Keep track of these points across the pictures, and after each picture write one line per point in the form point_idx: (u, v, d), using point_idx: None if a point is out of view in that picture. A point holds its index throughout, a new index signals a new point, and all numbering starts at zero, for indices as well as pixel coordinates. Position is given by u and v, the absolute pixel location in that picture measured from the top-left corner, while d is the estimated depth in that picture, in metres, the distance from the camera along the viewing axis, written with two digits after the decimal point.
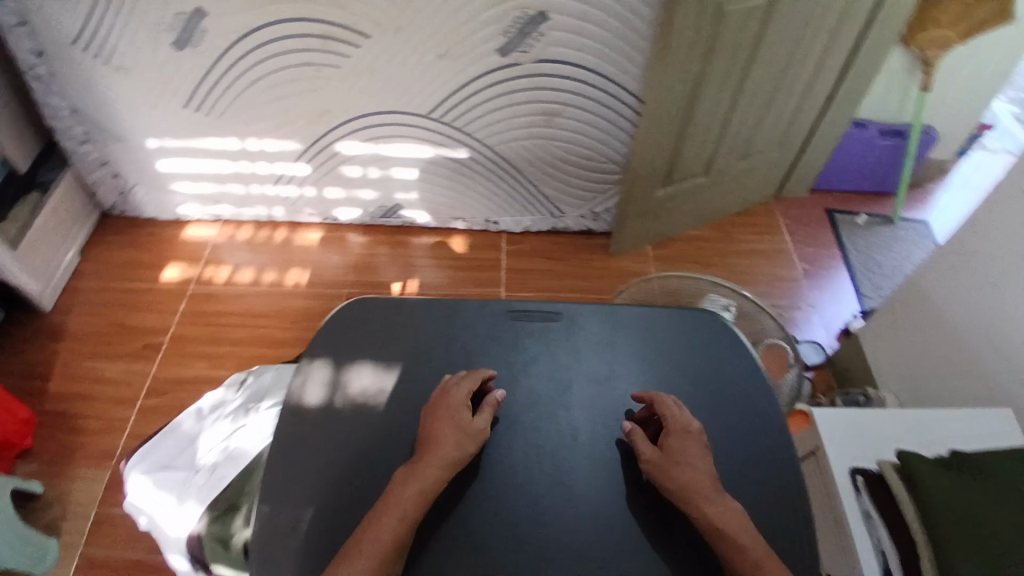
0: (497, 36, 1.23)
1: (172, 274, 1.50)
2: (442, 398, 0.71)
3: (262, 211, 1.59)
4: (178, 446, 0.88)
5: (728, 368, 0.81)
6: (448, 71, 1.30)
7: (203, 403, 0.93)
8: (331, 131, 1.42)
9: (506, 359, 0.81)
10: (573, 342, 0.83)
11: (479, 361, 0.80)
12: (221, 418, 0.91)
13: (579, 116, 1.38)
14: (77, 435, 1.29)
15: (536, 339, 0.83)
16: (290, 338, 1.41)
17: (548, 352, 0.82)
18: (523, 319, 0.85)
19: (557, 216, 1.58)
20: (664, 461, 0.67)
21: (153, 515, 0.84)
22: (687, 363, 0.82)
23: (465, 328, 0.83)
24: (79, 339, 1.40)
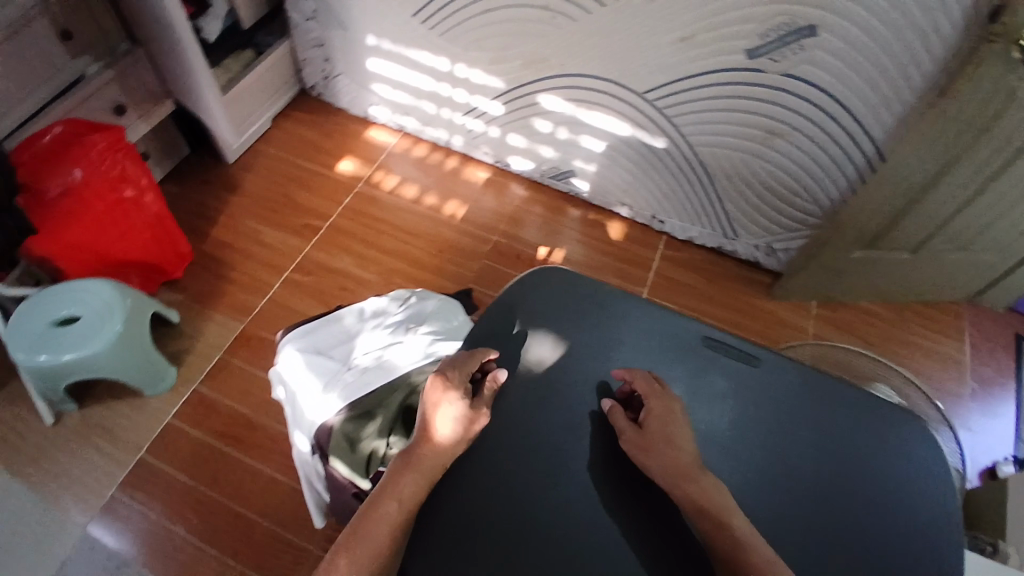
0: (751, 37, 1.11)
1: (346, 168, 1.55)
2: (438, 386, 0.68)
3: (442, 135, 1.60)
4: (336, 337, 0.91)
5: (928, 486, 0.70)
6: (682, 57, 1.20)
7: (368, 306, 0.96)
8: (539, 81, 1.37)
9: (688, 381, 0.77)
10: (764, 385, 0.76)
11: (658, 373, 0.77)
12: (380, 326, 0.93)
13: (801, 144, 1.25)
14: (224, 284, 1.36)
15: (724, 375, 0.76)
16: (432, 267, 1.43)
17: (732, 392, 0.76)
18: (717, 350, 0.79)
19: (729, 238, 1.47)
20: (640, 439, 0.67)
21: (296, 391, 0.87)
22: (881, 460, 0.72)
23: (652, 335, 0.79)
24: (251, 198, 1.47)
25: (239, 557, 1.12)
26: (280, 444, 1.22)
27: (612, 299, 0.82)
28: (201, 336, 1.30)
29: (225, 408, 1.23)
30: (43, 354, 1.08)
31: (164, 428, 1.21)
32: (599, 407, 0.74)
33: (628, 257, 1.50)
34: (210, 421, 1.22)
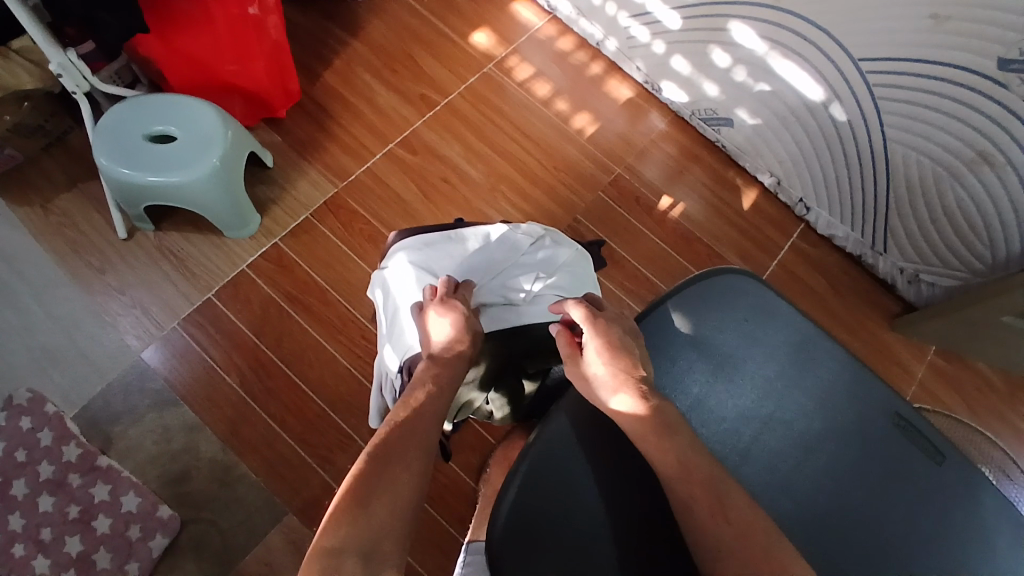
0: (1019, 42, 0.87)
1: (481, 41, 1.36)
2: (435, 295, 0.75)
3: (596, 33, 1.38)
4: (453, 260, 0.82)
5: None
6: (921, 37, 0.96)
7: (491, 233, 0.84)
8: (740, 6, 1.13)
9: (851, 459, 0.63)
10: (933, 496, 0.62)
11: (825, 439, 0.63)
12: (497, 264, 0.83)
13: (1010, 184, 1.03)
14: (324, 138, 1.24)
15: (900, 471, 0.62)
16: (544, 183, 1.28)
17: (902, 492, 0.62)
18: (908, 437, 0.64)
19: (875, 249, 1.30)
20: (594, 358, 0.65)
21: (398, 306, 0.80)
22: None
23: (828, 391, 0.65)
24: (372, 48, 1.31)
25: (283, 423, 1.07)
26: (349, 326, 1.14)
27: (802, 334, 0.67)
28: (291, 189, 1.20)
29: (301, 271, 1.16)
30: (126, 167, 0.98)
31: (238, 273, 1.14)
32: (743, 461, 0.63)
33: (755, 235, 1.35)
34: (283, 281, 1.15)
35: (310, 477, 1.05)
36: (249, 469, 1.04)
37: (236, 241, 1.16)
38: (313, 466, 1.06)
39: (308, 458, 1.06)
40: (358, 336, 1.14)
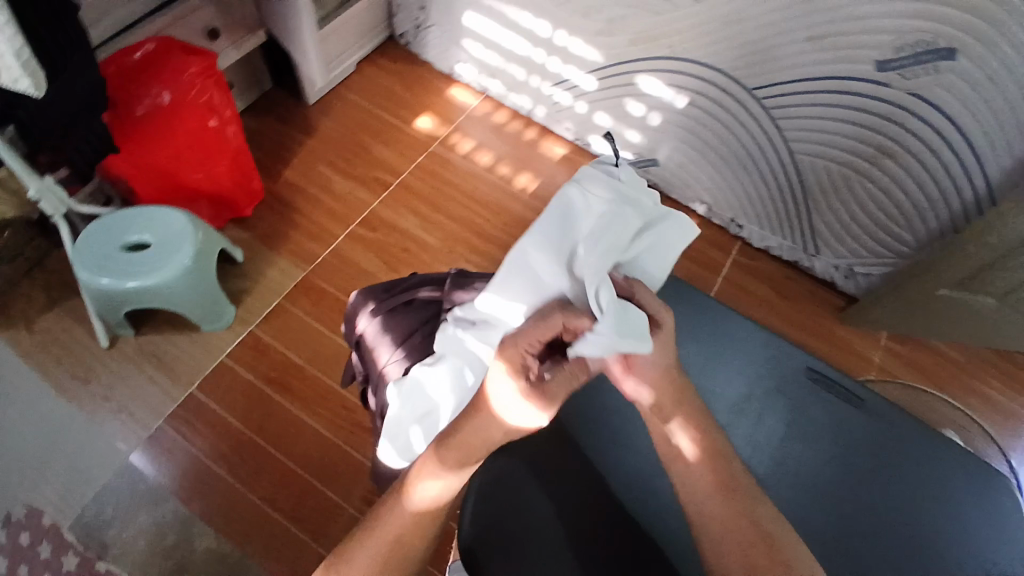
0: (886, 48, 1.05)
1: (424, 124, 1.50)
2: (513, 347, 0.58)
3: (526, 103, 1.53)
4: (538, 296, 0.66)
5: None
6: (804, 58, 1.13)
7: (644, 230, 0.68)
8: (646, 60, 1.31)
9: None
10: None
11: None
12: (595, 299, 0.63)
13: (910, 170, 1.18)
14: (290, 229, 1.34)
15: None
16: (499, 239, 1.38)
17: None
18: None
19: (808, 253, 1.41)
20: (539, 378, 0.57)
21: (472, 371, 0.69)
22: None
23: None
24: (326, 144, 1.45)
25: (274, 503, 1.09)
26: (330, 397, 1.19)
27: None
28: (262, 278, 1.28)
29: (278, 353, 1.22)
30: (105, 277, 1.06)
31: (217, 364, 1.20)
32: None
33: (700, 258, 1.46)
34: (263, 365, 1.20)
35: (306, 552, 1.06)
36: (246, 554, 1.05)
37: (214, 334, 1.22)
38: (308, 541, 1.07)
39: (302, 533, 1.07)
40: (340, 403, 1.18)
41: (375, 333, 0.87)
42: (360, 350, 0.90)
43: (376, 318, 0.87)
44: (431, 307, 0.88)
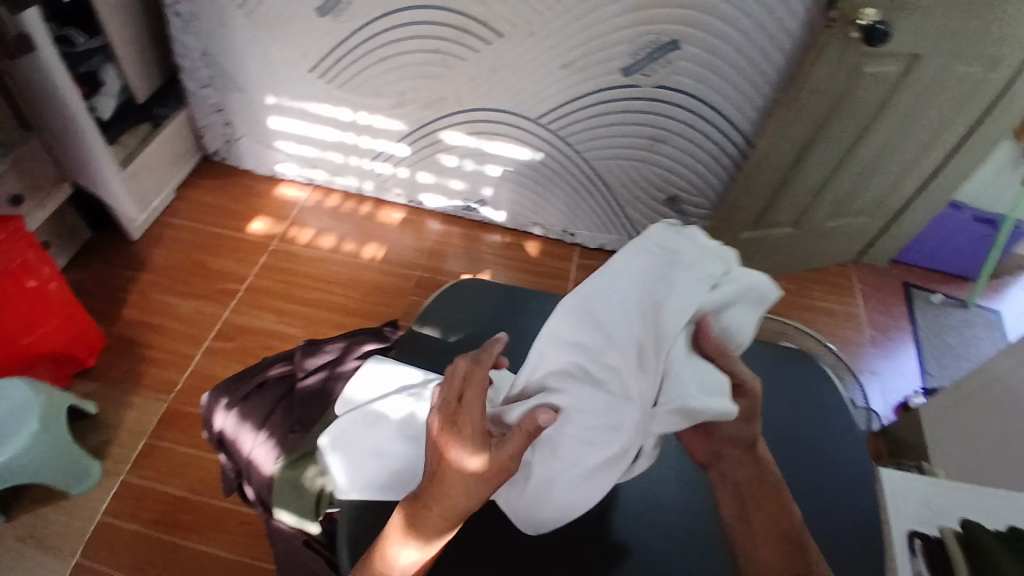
0: (624, 56, 1.25)
1: (258, 227, 1.57)
2: (469, 379, 0.61)
3: (352, 182, 1.63)
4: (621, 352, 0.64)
5: (815, 424, 0.86)
6: (566, 82, 1.32)
7: (705, 274, 0.65)
8: (441, 118, 1.45)
9: None
10: None
11: None
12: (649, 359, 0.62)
13: (683, 147, 1.39)
14: (146, 364, 1.32)
15: None
16: (359, 311, 1.44)
17: None
18: None
19: (635, 238, 1.61)
20: (448, 409, 0.60)
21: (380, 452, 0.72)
22: (778, 395, 0.89)
23: None
24: (163, 273, 1.46)
25: None
26: (224, 515, 1.16)
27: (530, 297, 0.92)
28: (122, 425, 1.25)
29: (158, 492, 1.18)
30: None
31: (94, 525, 1.14)
32: None
33: (547, 271, 1.60)
34: (144, 509, 1.16)
35: None
36: None
37: (83, 495, 1.16)
38: None
39: None
40: (238, 517, 1.16)
41: (235, 425, 0.90)
42: (226, 446, 0.92)
43: (232, 411, 0.90)
44: (284, 382, 0.93)
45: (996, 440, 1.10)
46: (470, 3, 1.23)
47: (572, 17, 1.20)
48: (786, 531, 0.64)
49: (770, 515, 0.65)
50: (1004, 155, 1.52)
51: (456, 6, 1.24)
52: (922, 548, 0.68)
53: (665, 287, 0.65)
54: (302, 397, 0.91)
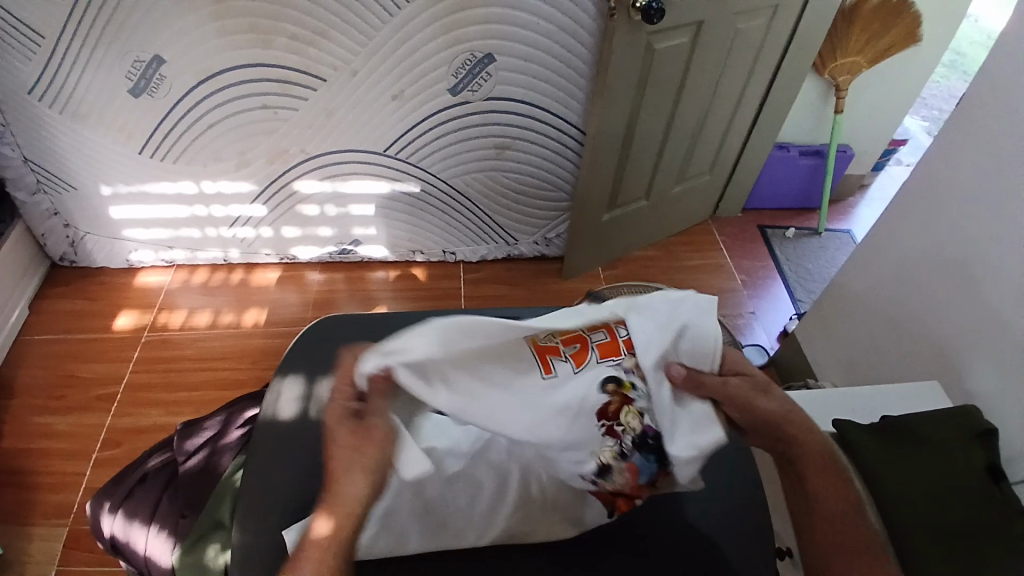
0: (447, 77, 1.30)
1: (125, 322, 1.50)
2: (335, 408, 0.60)
3: (217, 253, 1.61)
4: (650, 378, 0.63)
5: None
6: (402, 111, 1.35)
7: (660, 322, 0.65)
8: (290, 170, 1.44)
9: None
10: None
11: None
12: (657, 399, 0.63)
13: (528, 149, 1.47)
14: (31, 493, 1.20)
15: None
16: (253, 379, 1.40)
17: None
18: None
19: (511, 243, 1.67)
20: (351, 434, 0.59)
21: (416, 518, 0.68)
22: None
23: None
24: (32, 394, 1.35)
25: None
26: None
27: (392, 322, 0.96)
28: (28, 557, 1.11)
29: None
30: None
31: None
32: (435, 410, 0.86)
33: (436, 293, 1.62)
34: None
35: None
36: None
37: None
38: None
39: None
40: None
41: (123, 528, 0.78)
42: (122, 554, 0.80)
43: (116, 514, 0.79)
44: (167, 470, 0.83)
45: (854, 341, 1.22)
46: (287, 54, 1.24)
47: (388, 49, 1.24)
48: (846, 507, 0.67)
49: (825, 494, 0.67)
50: (808, 93, 1.70)
51: (272, 60, 1.25)
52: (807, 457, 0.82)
53: (642, 339, 0.64)
54: (187, 479, 0.80)
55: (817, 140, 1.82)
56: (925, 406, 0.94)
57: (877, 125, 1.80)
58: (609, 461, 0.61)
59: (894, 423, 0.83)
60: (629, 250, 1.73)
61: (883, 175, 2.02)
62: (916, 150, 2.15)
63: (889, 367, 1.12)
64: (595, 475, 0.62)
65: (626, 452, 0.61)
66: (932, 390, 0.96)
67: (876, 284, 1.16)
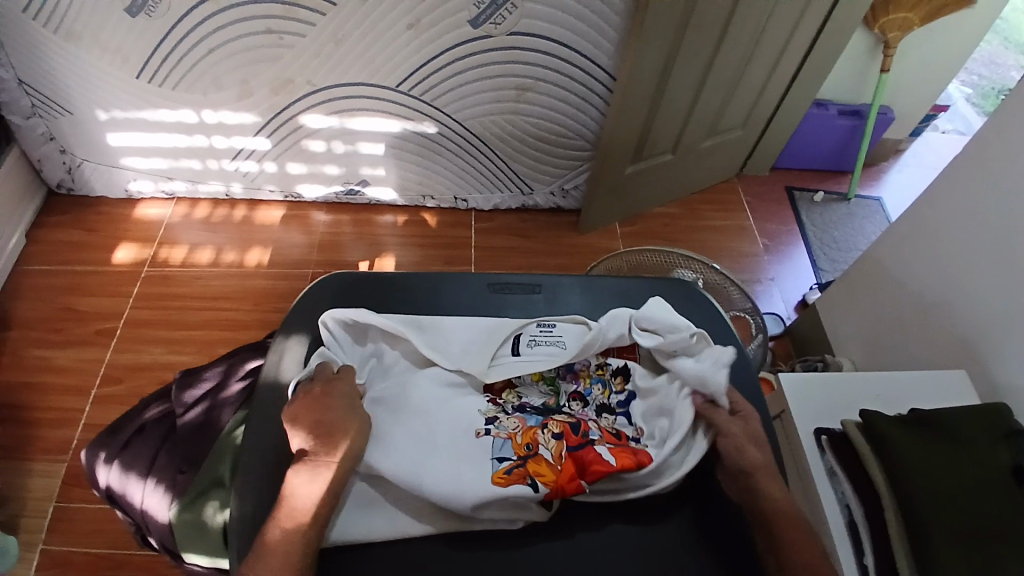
0: (468, 7, 1.19)
1: (124, 255, 1.45)
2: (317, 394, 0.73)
3: (219, 188, 1.54)
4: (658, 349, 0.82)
5: None
6: (416, 43, 1.25)
7: None
8: (296, 102, 1.35)
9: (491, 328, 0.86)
10: (559, 306, 0.94)
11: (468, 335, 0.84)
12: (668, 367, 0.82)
13: (551, 92, 1.37)
14: (31, 426, 1.19)
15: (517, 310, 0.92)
16: (255, 321, 1.36)
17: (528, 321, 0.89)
18: (502, 290, 0.94)
19: (526, 191, 1.59)
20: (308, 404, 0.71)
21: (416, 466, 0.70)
22: None
23: (446, 299, 0.92)
24: (31, 327, 1.32)
25: None
26: (154, 571, 1.05)
27: (403, 283, 0.93)
28: (28, 493, 1.11)
29: (81, 555, 1.06)
30: None
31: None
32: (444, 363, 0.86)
33: (445, 241, 1.56)
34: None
35: None
36: None
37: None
38: None
39: None
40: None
41: (119, 478, 0.77)
42: (117, 503, 0.79)
43: (113, 464, 0.78)
44: (165, 422, 0.81)
45: (876, 319, 1.16)
46: None
47: None
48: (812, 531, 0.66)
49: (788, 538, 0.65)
50: (854, 48, 1.57)
51: None
52: (828, 444, 0.81)
53: None
54: (184, 434, 0.78)
55: (857, 99, 1.71)
56: (954, 398, 0.89)
57: (924, 86, 1.68)
58: (496, 416, 0.78)
59: (922, 414, 0.78)
60: (648, 207, 1.65)
61: (920, 140, 1.91)
62: (956, 117, 2.02)
63: (912, 351, 1.07)
64: (488, 425, 0.76)
65: (511, 412, 0.79)
66: (960, 377, 0.92)
67: (909, 261, 1.09)
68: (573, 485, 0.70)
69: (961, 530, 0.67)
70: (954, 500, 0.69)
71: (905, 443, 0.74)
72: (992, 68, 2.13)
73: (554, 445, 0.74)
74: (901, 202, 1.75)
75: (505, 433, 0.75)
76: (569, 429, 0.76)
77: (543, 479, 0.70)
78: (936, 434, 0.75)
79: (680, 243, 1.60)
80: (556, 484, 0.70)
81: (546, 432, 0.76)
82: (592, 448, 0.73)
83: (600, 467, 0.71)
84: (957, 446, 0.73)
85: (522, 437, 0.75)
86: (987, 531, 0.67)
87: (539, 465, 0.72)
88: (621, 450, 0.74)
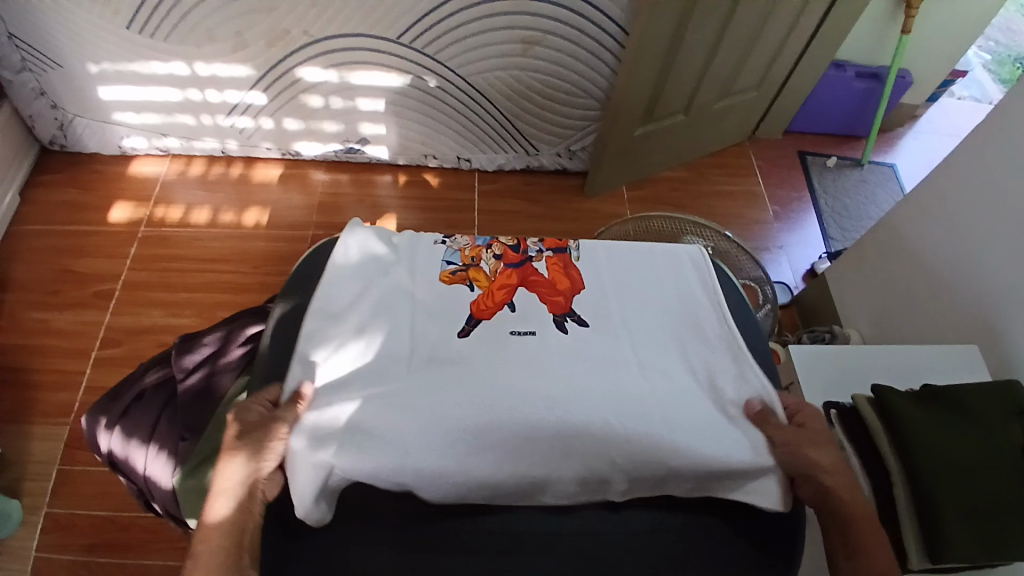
0: None
1: (119, 215, 1.42)
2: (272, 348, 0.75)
3: (214, 145, 1.50)
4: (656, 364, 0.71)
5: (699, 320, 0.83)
6: None
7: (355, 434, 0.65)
8: (292, 55, 1.29)
9: None
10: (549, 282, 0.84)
11: None
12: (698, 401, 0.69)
13: (559, 46, 1.30)
14: (31, 390, 1.18)
15: None
16: (254, 284, 1.34)
17: None
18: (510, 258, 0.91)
19: (531, 152, 1.54)
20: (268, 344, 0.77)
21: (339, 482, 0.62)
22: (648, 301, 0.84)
23: None
24: (28, 288, 1.30)
25: None
26: (157, 535, 1.06)
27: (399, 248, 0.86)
28: (30, 456, 1.12)
29: (85, 518, 1.07)
30: None
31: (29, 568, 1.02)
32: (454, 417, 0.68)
33: (449, 204, 1.52)
34: (74, 540, 1.05)
35: None
36: None
37: (7, 540, 1.04)
38: None
39: None
40: (171, 537, 1.06)
41: (122, 445, 0.77)
42: (121, 468, 0.79)
43: (114, 431, 0.77)
44: (165, 389, 0.80)
45: (887, 289, 1.14)
46: None
47: None
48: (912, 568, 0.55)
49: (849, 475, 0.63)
50: (878, 6, 1.50)
51: None
52: (838, 419, 0.80)
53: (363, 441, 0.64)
54: (184, 402, 0.77)
55: (875, 61, 1.64)
56: (969, 377, 0.88)
57: (947, 49, 1.61)
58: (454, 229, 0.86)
59: (932, 389, 0.77)
60: (657, 170, 1.61)
61: (936, 106, 1.85)
62: (974, 84, 1.96)
63: (920, 322, 1.06)
64: (444, 238, 0.84)
65: None
66: (970, 353, 0.91)
67: (926, 232, 1.06)
68: (504, 296, 0.77)
69: (972, 512, 0.67)
70: (965, 479, 0.69)
71: (914, 417, 0.73)
72: (1011, 32, 2.04)
73: (493, 262, 0.81)
74: (916, 169, 1.70)
75: (455, 248, 0.82)
76: (511, 248, 0.83)
77: (480, 283, 0.78)
78: (949, 408, 0.74)
79: (688, 210, 1.56)
80: (489, 292, 0.77)
81: (489, 252, 0.82)
82: (528, 264, 0.82)
83: (536, 279, 0.80)
84: (970, 422, 0.72)
85: (469, 251, 0.82)
86: (997, 511, 0.67)
87: (477, 273, 0.79)
88: (559, 264, 0.82)
